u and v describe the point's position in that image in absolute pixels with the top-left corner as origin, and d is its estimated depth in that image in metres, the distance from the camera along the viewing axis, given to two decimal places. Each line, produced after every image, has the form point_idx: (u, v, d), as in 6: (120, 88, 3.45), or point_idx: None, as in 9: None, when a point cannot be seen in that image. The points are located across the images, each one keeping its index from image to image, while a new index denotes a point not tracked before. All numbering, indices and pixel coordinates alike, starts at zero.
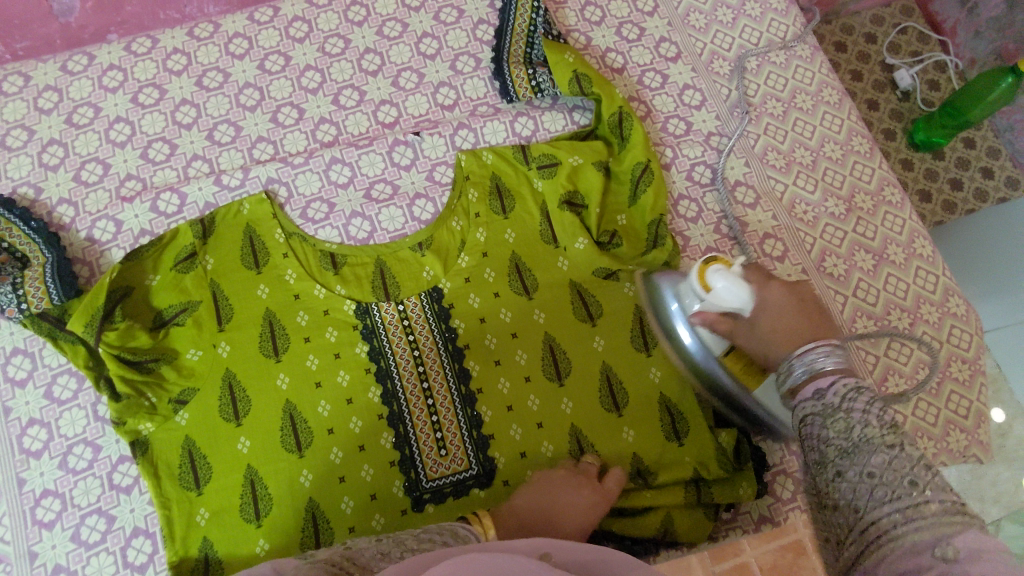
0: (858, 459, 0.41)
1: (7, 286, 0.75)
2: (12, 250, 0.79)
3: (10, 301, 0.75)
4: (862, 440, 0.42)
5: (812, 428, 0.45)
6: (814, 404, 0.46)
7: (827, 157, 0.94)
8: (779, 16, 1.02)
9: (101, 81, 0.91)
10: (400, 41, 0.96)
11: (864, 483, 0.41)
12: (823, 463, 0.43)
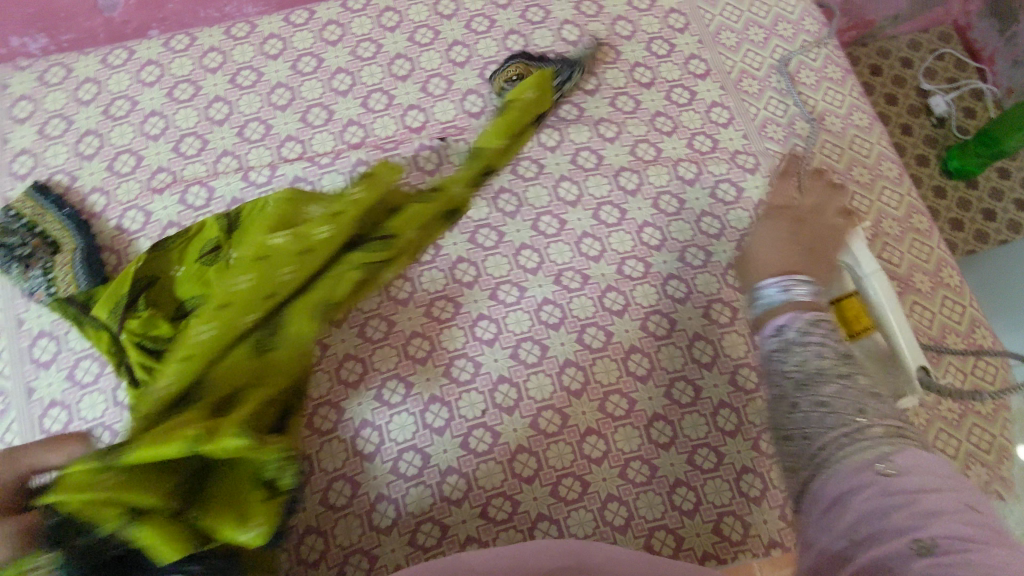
0: (812, 388, 0.58)
1: (39, 270, 0.81)
2: (45, 235, 0.83)
3: (40, 285, 0.80)
4: (818, 370, 0.58)
5: (776, 362, 0.62)
6: (792, 323, 0.64)
7: (855, 181, 0.93)
8: (811, 37, 1.01)
9: (138, 75, 0.93)
10: (431, 48, 0.97)
11: (817, 411, 0.56)
12: (783, 397, 0.60)
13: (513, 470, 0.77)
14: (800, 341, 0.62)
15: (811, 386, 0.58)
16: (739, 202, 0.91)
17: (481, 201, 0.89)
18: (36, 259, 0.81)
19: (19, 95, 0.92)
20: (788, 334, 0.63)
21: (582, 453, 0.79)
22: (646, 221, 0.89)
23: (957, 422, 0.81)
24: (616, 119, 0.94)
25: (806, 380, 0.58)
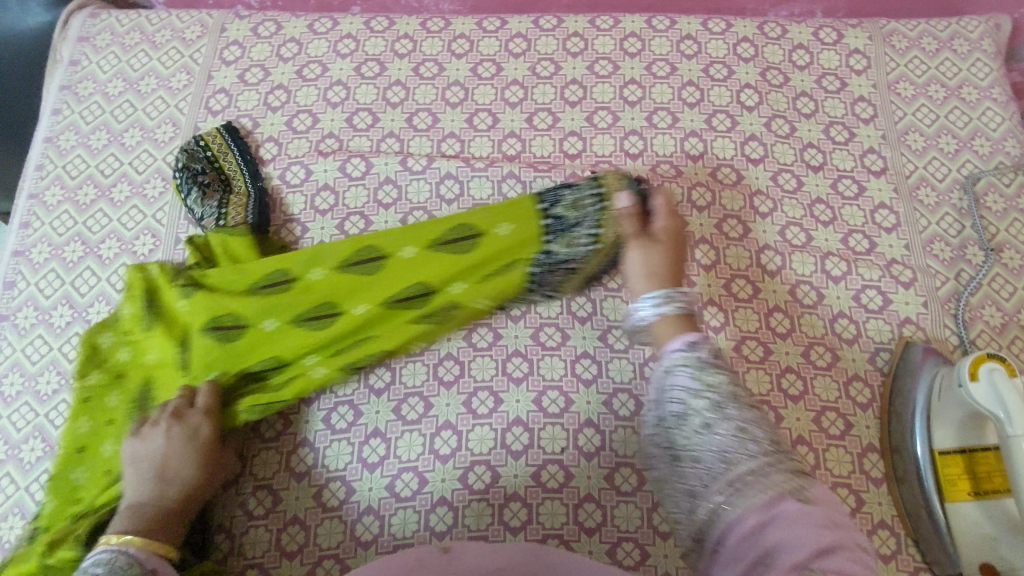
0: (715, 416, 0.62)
1: (214, 203, 0.87)
2: (222, 174, 0.90)
3: (212, 215, 0.86)
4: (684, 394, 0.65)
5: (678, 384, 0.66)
6: (683, 353, 0.67)
7: (1021, 325, 0.84)
8: (1010, 160, 0.93)
9: (336, 45, 1.00)
10: (607, 81, 0.98)
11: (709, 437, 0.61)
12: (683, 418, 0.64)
13: (576, 517, 0.76)
14: (705, 371, 0.65)
15: (727, 418, 0.62)
16: (883, 313, 0.85)
17: None
18: (213, 193, 0.88)
19: (231, 39, 1.01)
20: (701, 359, 0.66)
21: (650, 522, 0.76)
22: (777, 306, 0.85)
23: None
24: (773, 195, 0.91)
25: (722, 408, 0.62)
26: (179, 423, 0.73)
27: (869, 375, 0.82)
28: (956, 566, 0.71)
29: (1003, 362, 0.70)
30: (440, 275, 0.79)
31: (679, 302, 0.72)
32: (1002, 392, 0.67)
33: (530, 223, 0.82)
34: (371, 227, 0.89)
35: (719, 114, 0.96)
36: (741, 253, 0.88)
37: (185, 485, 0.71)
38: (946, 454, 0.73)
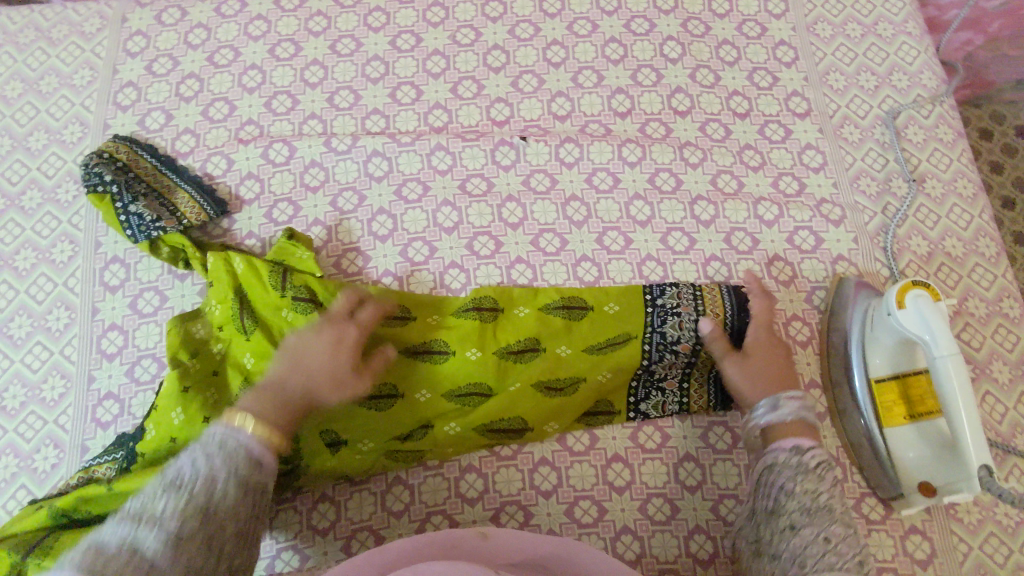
0: (813, 515, 0.64)
1: (163, 207, 0.82)
2: (138, 177, 0.84)
3: (169, 215, 0.81)
4: (824, 504, 0.65)
5: (779, 475, 0.68)
6: (788, 455, 0.69)
7: (946, 252, 0.87)
8: (927, 92, 0.95)
9: (247, 28, 0.96)
10: (529, 44, 0.96)
11: (815, 536, 0.63)
12: (776, 513, 0.67)
13: (532, 481, 0.78)
14: (805, 477, 0.67)
15: (817, 520, 0.64)
16: (816, 252, 0.87)
17: (551, 205, 0.88)
18: (152, 201, 0.82)
19: (134, 29, 0.96)
20: (805, 463, 0.68)
21: (604, 478, 0.78)
22: (714, 255, 0.86)
23: (1011, 529, 0.76)
24: (702, 145, 0.92)
25: (813, 512, 0.64)
26: (323, 328, 0.69)
27: (806, 314, 0.84)
28: (898, 486, 0.74)
29: (926, 288, 0.72)
30: (533, 416, 0.76)
31: (772, 411, 0.72)
32: (927, 318, 0.69)
33: (638, 311, 0.77)
34: (301, 212, 0.87)
35: (644, 69, 0.96)
36: (675, 206, 0.88)
37: (314, 373, 0.66)
38: (881, 382, 0.75)
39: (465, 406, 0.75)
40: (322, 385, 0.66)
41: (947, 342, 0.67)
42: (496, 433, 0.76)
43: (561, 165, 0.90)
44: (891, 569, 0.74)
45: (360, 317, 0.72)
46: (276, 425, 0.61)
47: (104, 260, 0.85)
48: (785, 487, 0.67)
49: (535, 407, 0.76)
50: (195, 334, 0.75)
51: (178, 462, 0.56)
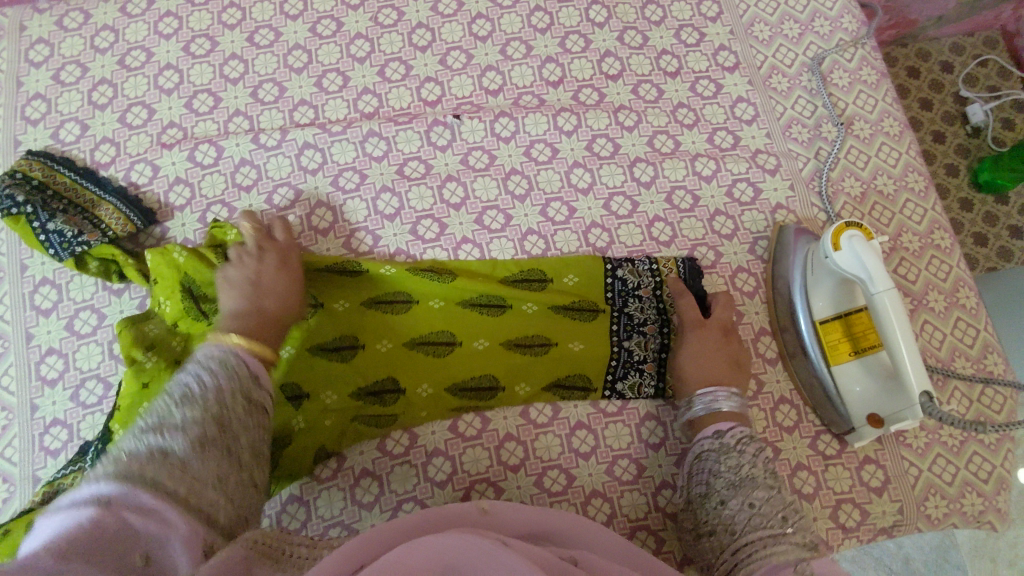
0: (740, 491, 0.66)
1: (85, 220, 0.79)
2: (57, 194, 0.80)
3: (92, 228, 0.78)
4: (747, 478, 0.67)
5: (708, 460, 0.70)
6: (711, 441, 0.71)
7: (878, 191, 0.90)
8: (849, 35, 0.97)
9: (157, 26, 0.92)
10: (454, 19, 0.95)
11: (745, 511, 0.64)
12: (710, 495, 0.68)
13: (499, 457, 0.78)
14: (728, 455, 0.69)
15: (741, 492, 0.66)
16: (756, 203, 0.88)
17: (491, 181, 0.87)
18: (74, 215, 0.79)
19: (35, 37, 0.91)
20: (726, 444, 0.70)
21: (570, 446, 0.79)
22: (657, 215, 0.87)
23: (956, 448, 0.80)
24: (636, 107, 0.92)
25: (738, 485, 0.66)
26: (243, 261, 0.72)
27: (751, 264, 0.86)
28: (849, 421, 0.77)
29: (860, 228, 0.73)
30: (504, 374, 0.79)
31: (706, 402, 0.74)
32: (862, 257, 0.71)
33: (597, 282, 0.81)
34: (236, 214, 0.84)
35: (572, 35, 0.95)
36: (614, 170, 0.89)
37: (273, 288, 0.71)
38: (825, 323, 0.77)
39: (456, 385, 0.78)
40: (262, 294, 0.69)
41: (882, 280, 0.69)
42: (471, 392, 0.78)
43: (497, 140, 0.89)
44: (849, 500, 0.78)
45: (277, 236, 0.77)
46: (258, 334, 0.64)
47: (33, 283, 0.81)
48: (713, 467, 0.69)
49: (506, 371, 0.79)
50: (147, 332, 0.73)
51: (179, 381, 0.53)
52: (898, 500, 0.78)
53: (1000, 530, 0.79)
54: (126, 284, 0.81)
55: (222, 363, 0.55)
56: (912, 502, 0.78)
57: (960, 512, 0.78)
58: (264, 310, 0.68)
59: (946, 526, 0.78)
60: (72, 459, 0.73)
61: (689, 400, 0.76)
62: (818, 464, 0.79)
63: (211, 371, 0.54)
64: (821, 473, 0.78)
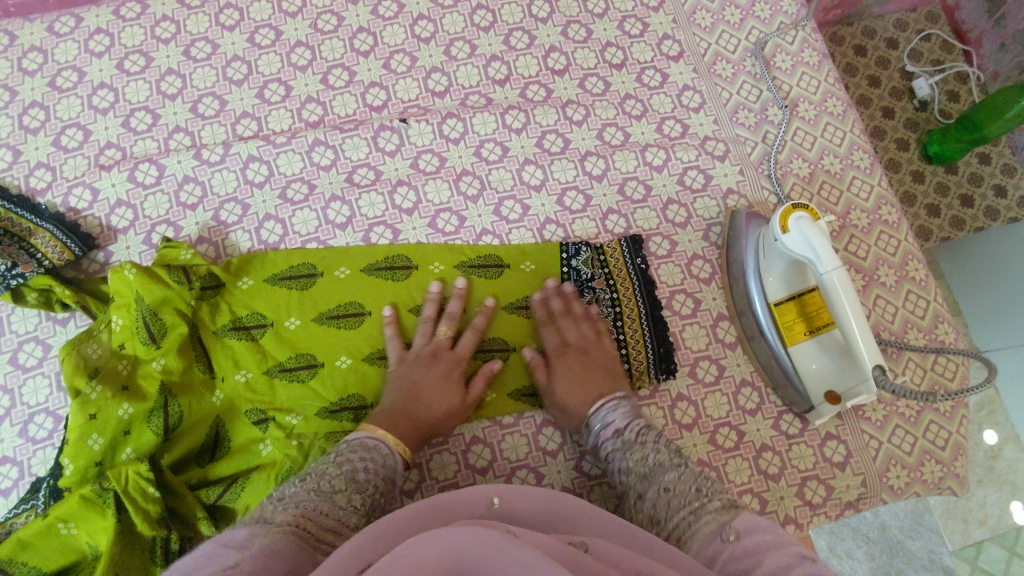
0: (654, 480, 0.65)
1: (20, 251, 0.77)
2: None
3: (28, 258, 0.76)
4: (656, 465, 0.66)
5: (617, 461, 0.69)
6: (614, 441, 0.71)
7: (825, 171, 0.91)
8: (789, 18, 0.98)
9: (87, 45, 0.89)
10: (395, 22, 0.93)
11: (663, 498, 0.63)
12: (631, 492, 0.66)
13: (467, 461, 0.78)
14: (632, 450, 0.68)
15: (654, 478, 0.65)
16: (707, 189, 0.89)
17: (443, 183, 0.86)
18: (8, 245, 0.76)
19: None
20: (628, 440, 0.70)
21: (537, 444, 0.79)
22: (610, 208, 0.87)
23: (914, 418, 0.82)
24: (584, 101, 0.92)
25: (650, 474, 0.65)
26: (435, 361, 0.75)
27: (706, 251, 0.87)
28: (808, 400, 0.78)
29: (806, 210, 0.74)
30: (469, 382, 0.79)
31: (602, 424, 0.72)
32: (810, 238, 0.72)
33: (552, 270, 0.83)
34: (182, 233, 0.82)
35: (516, 32, 0.94)
36: (567, 165, 0.88)
37: (435, 411, 0.73)
38: (780, 305, 0.78)
39: None
40: (436, 399, 0.73)
41: (831, 260, 0.70)
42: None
43: (446, 142, 0.88)
44: (814, 477, 0.79)
45: (460, 346, 0.77)
46: (395, 433, 0.69)
47: None
48: (624, 465, 0.68)
49: (469, 380, 0.79)
50: (90, 358, 0.72)
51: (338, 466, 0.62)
52: (861, 472, 0.80)
53: (961, 494, 0.81)
54: (71, 312, 0.79)
55: (360, 449, 0.65)
56: (874, 474, 0.80)
57: (921, 480, 0.80)
58: (420, 416, 0.72)
59: (909, 495, 0.80)
60: (23, 497, 0.71)
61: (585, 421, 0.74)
62: (782, 444, 0.80)
63: (347, 458, 0.63)
64: (785, 453, 0.80)
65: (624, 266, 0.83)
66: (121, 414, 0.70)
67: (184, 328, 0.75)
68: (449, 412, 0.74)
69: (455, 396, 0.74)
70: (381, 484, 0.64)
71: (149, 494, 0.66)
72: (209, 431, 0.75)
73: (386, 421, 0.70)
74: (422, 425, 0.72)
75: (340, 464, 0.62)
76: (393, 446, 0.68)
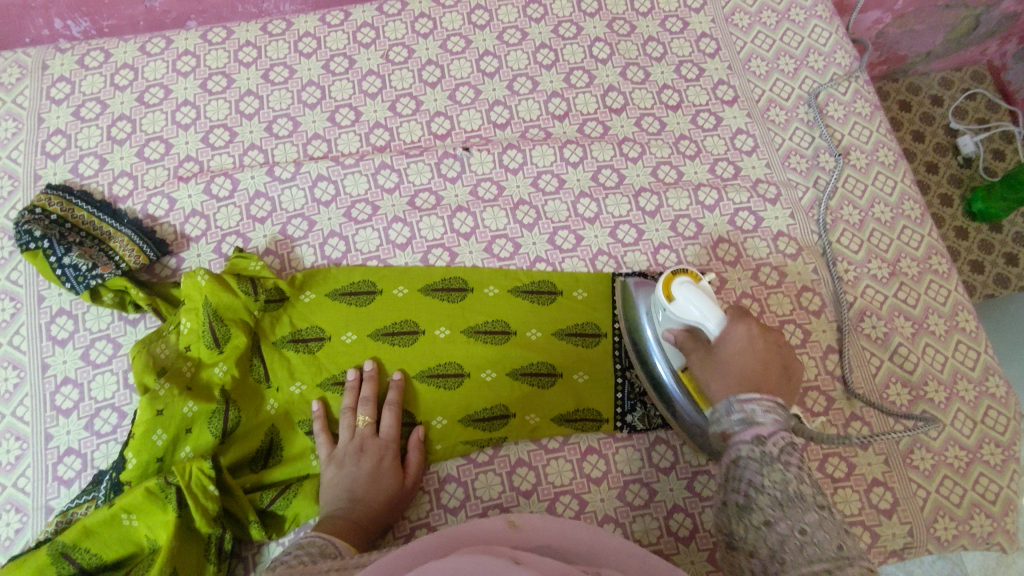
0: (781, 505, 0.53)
1: (101, 254, 0.81)
2: (77, 229, 0.83)
3: (107, 261, 0.80)
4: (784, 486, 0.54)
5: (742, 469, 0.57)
6: (750, 448, 0.58)
7: (876, 218, 0.92)
8: (842, 70, 1.00)
9: (175, 64, 0.95)
10: (462, 56, 0.98)
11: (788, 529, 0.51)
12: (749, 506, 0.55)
13: (512, 483, 0.79)
14: (772, 466, 0.55)
15: (791, 511, 0.52)
16: (757, 231, 0.91)
17: (500, 211, 0.89)
18: (91, 249, 0.81)
19: (56, 76, 0.94)
20: (770, 452, 0.57)
21: (582, 471, 0.79)
22: (662, 243, 0.89)
23: (963, 470, 0.81)
24: (639, 139, 0.95)
25: (786, 503, 0.53)
26: (362, 455, 0.75)
27: (755, 290, 0.88)
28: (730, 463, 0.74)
29: (687, 273, 0.72)
30: (515, 404, 0.80)
31: (739, 416, 0.60)
32: (698, 309, 0.69)
33: (604, 299, 0.85)
34: (250, 244, 0.86)
35: (576, 71, 0.98)
36: (620, 200, 0.91)
37: (373, 508, 0.72)
38: (683, 372, 0.72)
39: (473, 423, 0.80)
40: (373, 494, 0.72)
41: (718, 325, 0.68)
42: (482, 424, 0.80)
43: (505, 171, 0.91)
44: (859, 522, 0.78)
45: (382, 429, 0.77)
46: (343, 534, 0.68)
47: (50, 313, 0.82)
48: (753, 480, 0.56)
49: (516, 402, 0.81)
50: (158, 357, 0.75)
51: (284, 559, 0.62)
52: (908, 521, 0.79)
53: (1010, 552, 0.80)
54: (142, 314, 0.82)
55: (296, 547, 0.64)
56: (921, 524, 0.79)
57: (969, 533, 0.79)
58: (359, 510, 0.71)
59: (956, 548, 0.79)
60: (85, 488, 0.74)
61: (725, 408, 0.62)
62: (827, 487, 0.80)
63: (302, 556, 0.62)
64: (830, 496, 0.79)
65: None
66: (185, 412, 0.72)
67: (247, 337, 0.78)
68: (388, 500, 0.73)
69: (379, 483, 0.73)
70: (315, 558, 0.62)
71: (208, 491, 0.68)
72: (267, 439, 0.77)
73: (339, 524, 0.69)
74: (370, 522, 0.71)
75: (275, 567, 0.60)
76: (347, 550, 0.66)
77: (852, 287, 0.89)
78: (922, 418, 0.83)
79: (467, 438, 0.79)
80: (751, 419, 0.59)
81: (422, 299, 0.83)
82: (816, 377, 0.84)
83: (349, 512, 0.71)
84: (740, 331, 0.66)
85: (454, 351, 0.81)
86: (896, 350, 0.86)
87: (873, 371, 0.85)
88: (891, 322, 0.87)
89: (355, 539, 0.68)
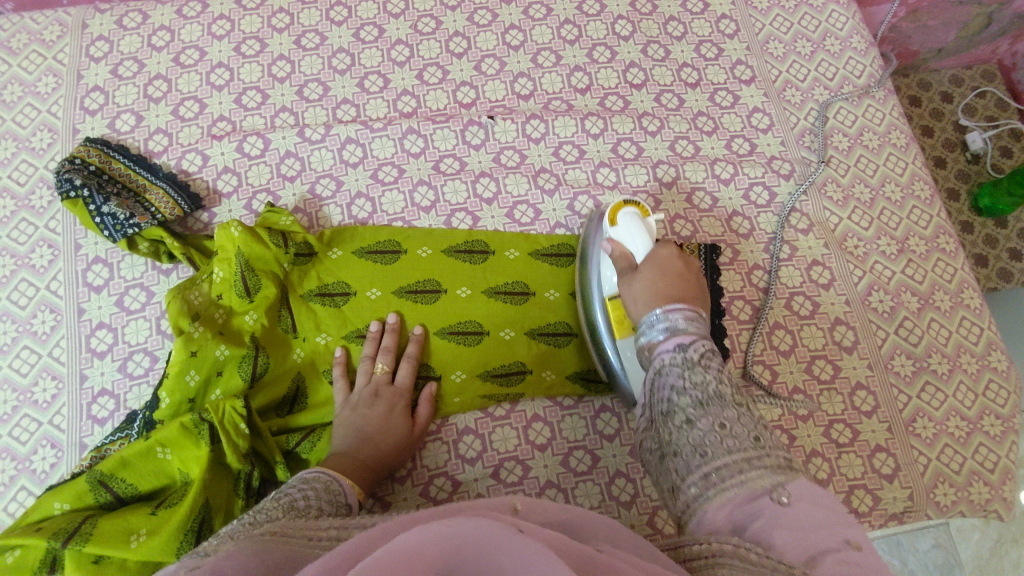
0: (711, 410, 0.55)
1: (138, 206, 0.84)
2: (115, 181, 0.86)
3: (144, 211, 0.82)
4: (717, 395, 0.56)
5: (670, 376, 0.59)
6: (673, 355, 0.60)
7: (886, 198, 0.95)
8: (857, 54, 1.03)
9: (210, 28, 0.98)
10: (488, 29, 1.01)
11: (717, 431, 0.53)
12: (673, 411, 0.57)
13: (527, 437, 0.81)
14: (693, 369, 0.58)
15: (711, 409, 0.55)
16: (770, 206, 0.94)
17: (522, 177, 0.92)
18: (128, 200, 0.84)
19: (95, 35, 0.97)
20: (690, 358, 0.59)
21: (595, 428, 0.82)
22: (678, 213, 0.92)
23: (963, 439, 0.84)
24: (659, 115, 0.98)
25: (707, 402, 0.55)
26: (376, 400, 0.77)
27: (767, 262, 0.91)
28: (630, 399, 0.76)
29: (636, 206, 0.76)
30: (532, 361, 0.83)
31: (664, 325, 0.64)
32: (632, 232, 0.74)
33: None
34: (280, 201, 0.89)
35: (599, 47, 1.01)
36: (639, 170, 0.93)
37: (381, 450, 0.74)
38: (612, 300, 0.75)
39: (490, 377, 0.83)
40: (385, 437, 0.75)
41: (643, 250, 0.73)
42: (501, 379, 0.82)
43: (528, 141, 0.94)
44: (862, 485, 0.81)
45: (398, 379, 0.80)
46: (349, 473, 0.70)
47: (86, 262, 0.85)
48: (675, 386, 0.58)
49: (533, 359, 0.83)
50: (191, 302, 0.77)
51: (290, 494, 0.62)
52: (908, 486, 0.81)
53: (1006, 520, 0.82)
54: (175, 264, 0.85)
55: (302, 482, 0.65)
56: (922, 489, 0.81)
57: (968, 500, 0.81)
58: (365, 454, 0.73)
59: (955, 514, 0.81)
60: (119, 426, 0.77)
61: (649, 319, 0.66)
62: (832, 451, 0.82)
63: (306, 491, 0.63)
64: (835, 460, 0.82)
65: (697, 265, 0.86)
66: (217, 355, 0.75)
67: (276, 288, 0.80)
68: (397, 448, 0.76)
69: (390, 431, 0.76)
70: (322, 496, 0.63)
71: (240, 429, 0.71)
72: (294, 385, 0.80)
73: (347, 464, 0.71)
74: (376, 463, 0.73)
75: (277, 499, 0.60)
76: (349, 484, 0.68)
77: (861, 262, 0.91)
78: (925, 389, 0.86)
79: (485, 392, 0.82)
80: (674, 327, 0.63)
81: (444, 260, 0.86)
82: (824, 346, 0.87)
83: (360, 452, 0.73)
84: (663, 253, 0.71)
85: (474, 308, 0.84)
86: (902, 324, 0.88)
87: (879, 342, 0.87)
88: (898, 296, 0.90)
89: (362, 481, 0.71)
